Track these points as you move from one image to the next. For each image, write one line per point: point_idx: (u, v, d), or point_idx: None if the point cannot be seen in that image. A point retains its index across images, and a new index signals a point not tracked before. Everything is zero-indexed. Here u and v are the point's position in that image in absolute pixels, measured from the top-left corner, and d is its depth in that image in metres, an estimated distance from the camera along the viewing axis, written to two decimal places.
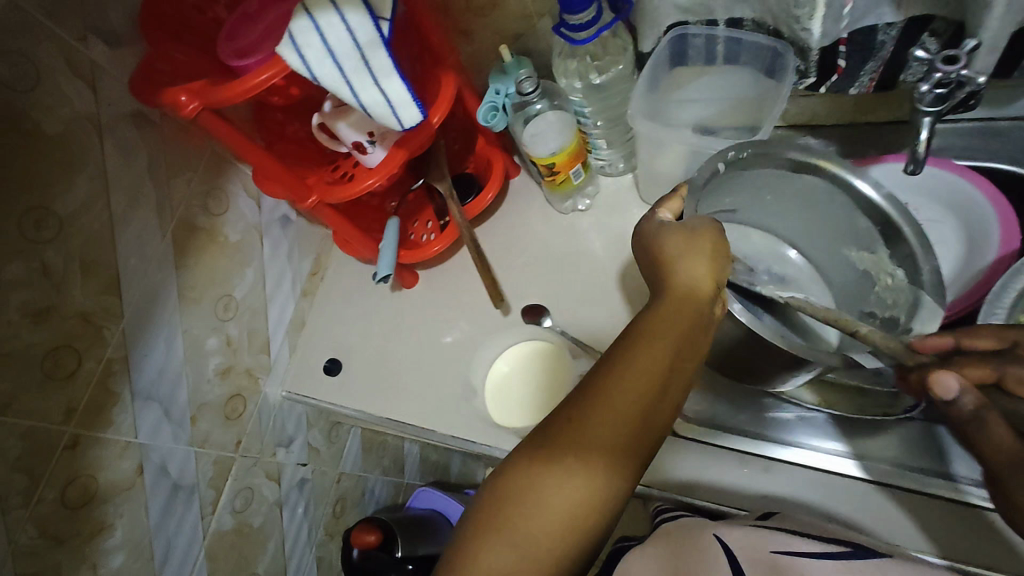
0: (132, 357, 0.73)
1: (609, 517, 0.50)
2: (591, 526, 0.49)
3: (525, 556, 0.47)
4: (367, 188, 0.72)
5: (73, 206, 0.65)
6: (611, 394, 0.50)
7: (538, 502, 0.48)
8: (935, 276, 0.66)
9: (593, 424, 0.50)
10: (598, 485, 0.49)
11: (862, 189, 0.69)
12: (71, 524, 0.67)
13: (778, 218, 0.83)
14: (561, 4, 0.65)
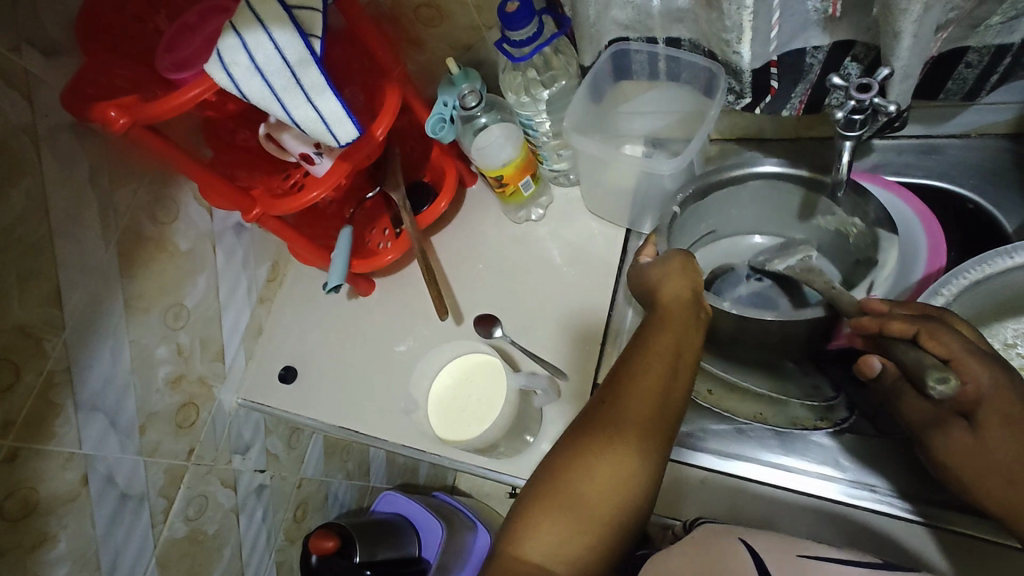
0: (75, 368, 0.72)
1: (650, 481, 0.55)
2: (634, 490, 0.54)
3: (584, 536, 0.53)
4: (312, 200, 0.72)
5: (8, 219, 0.64)
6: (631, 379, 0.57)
7: (588, 486, 0.54)
8: (883, 210, 0.66)
9: (622, 405, 0.57)
10: (636, 455, 0.55)
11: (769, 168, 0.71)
12: (11, 536, 0.67)
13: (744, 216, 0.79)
14: (502, 21, 0.65)
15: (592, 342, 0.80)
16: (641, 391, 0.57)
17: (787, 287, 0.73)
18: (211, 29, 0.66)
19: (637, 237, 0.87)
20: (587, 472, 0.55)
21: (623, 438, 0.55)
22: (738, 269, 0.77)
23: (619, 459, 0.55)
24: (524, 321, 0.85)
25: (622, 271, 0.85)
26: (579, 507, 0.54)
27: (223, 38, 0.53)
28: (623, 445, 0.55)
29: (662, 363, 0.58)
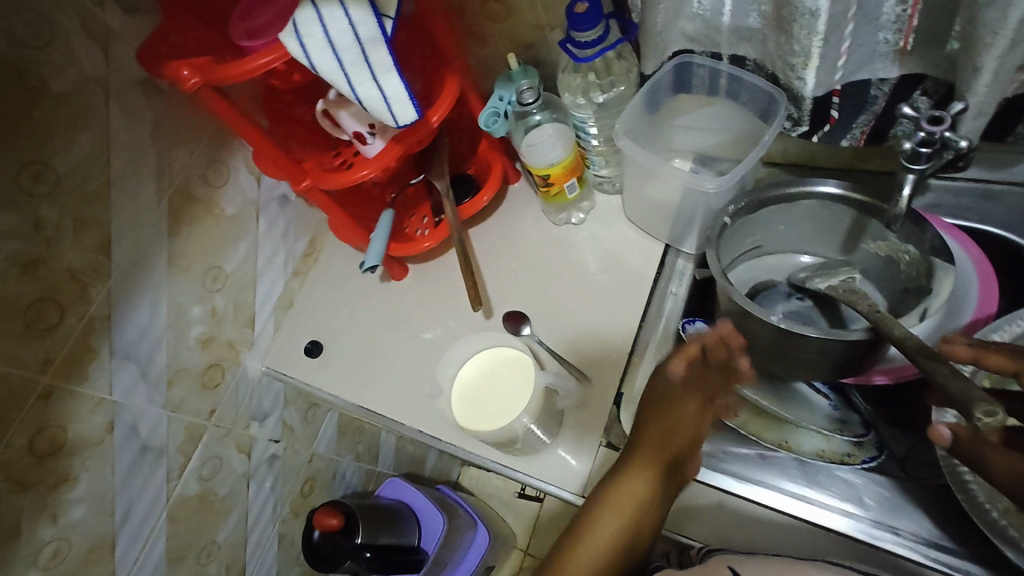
0: (115, 317, 0.74)
1: None
2: None
3: None
4: (361, 178, 0.72)
5: (72, 164, 0.66)
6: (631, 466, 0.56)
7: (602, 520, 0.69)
8: (938, 238, 0.64)
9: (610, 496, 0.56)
10: None
11: (820, 186, 0.70)
12: (37, 471, 0.69)
13: (792, 238, 0.77)
14: (570, 20, 0.66)
15: (619, 351, 0.80)
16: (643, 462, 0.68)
17: (828, 308, 0.73)
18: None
19: (676, 252, 0.86)
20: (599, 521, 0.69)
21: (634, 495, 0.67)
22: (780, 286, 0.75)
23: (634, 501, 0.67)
24: (553, 322, 0.84)
25: (657, 285, 0.84)
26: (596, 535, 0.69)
27: (300, 8, 0.53)
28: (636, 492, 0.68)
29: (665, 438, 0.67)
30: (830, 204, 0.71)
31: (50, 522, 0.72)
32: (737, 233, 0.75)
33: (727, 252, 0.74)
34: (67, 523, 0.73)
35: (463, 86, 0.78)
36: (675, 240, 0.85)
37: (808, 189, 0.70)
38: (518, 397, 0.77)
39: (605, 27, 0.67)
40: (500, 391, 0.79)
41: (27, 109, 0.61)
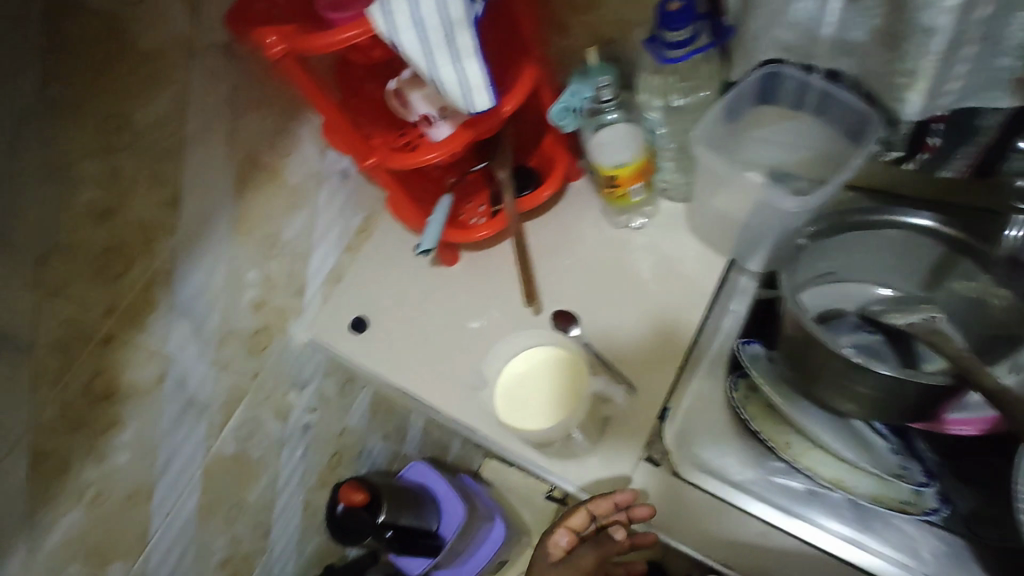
0: (176, 273, 0.76)
1: None
2: None
3: None
4: (427, 161, 0.70)
5: (152, 119, 0.67)
6: None
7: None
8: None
9: None
10: None
11: (914, 219, 0.68)
12: (90, 413, 0.72)
13: (869, 268, 0.74)
14: (661, 17, 0.63)
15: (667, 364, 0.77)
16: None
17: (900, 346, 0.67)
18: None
19: (739, 269, 0.82)
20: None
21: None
22: (849, 317, 0.70)
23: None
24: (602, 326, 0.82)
25: (716, 301, 0.81)
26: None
27: None
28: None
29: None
30: (916, 238, 0.69)
31: (97, 463, 0.74)
32: (812, 255, 0.70)
33: (801, 274, 0.70)
34: (112, 467, 0.76)
35: (538, 80, 0.76)
36: (741, 258, 0.82)
37: (895, 220, 0.69)
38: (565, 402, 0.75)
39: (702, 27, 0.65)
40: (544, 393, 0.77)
41: (116, 61, 0.63)
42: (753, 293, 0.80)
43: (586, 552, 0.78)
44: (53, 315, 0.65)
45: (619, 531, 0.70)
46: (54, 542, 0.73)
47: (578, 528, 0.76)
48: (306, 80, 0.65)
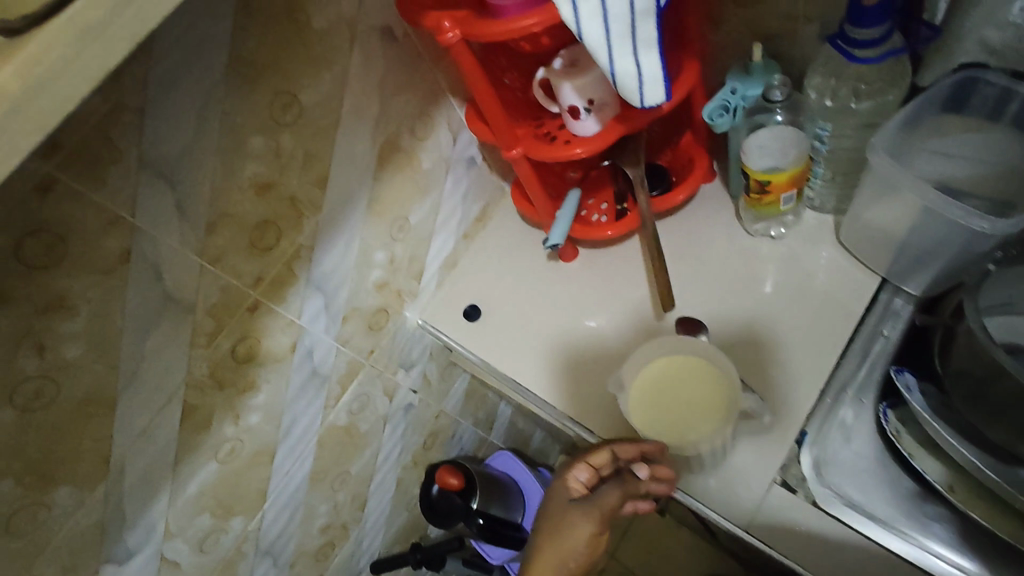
0: (316, 248, 0.79)
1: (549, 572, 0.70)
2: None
3: None
4: (574, 157, 0.72)
5: (313, 100, 0.70)
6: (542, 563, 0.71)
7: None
8: None
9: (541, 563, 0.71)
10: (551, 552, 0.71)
11: None
12: (233, 375, 0.76)
13: None
14: (849, 14, 0.59)
15: (809, 387, 0.72)
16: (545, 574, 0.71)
17: None
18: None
19: (893, 290, 0.77)
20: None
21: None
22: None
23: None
24: (735, 338, 0.78)
25: (862, 323, 0.75)
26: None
27: None
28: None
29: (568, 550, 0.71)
30: None
31: (233, 422, 0.79)
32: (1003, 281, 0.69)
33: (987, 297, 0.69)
34: (245, 427, 0.80)
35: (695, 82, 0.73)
36: (896, 279, 0.75)
37: None
38: (712, 415, 0.68)
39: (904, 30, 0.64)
40: (687, 406, 0.68)
41: (288, 42, 0.65)
42: (907, 318, 0.75)
43: (611, 493, 0.71)
44: (213, 281, 0.69)
45: (640, 472, 0.68)
46: (192, 491, 0.78)
47: (596, 465, 0.72)
48: (471, 67, 0.65)
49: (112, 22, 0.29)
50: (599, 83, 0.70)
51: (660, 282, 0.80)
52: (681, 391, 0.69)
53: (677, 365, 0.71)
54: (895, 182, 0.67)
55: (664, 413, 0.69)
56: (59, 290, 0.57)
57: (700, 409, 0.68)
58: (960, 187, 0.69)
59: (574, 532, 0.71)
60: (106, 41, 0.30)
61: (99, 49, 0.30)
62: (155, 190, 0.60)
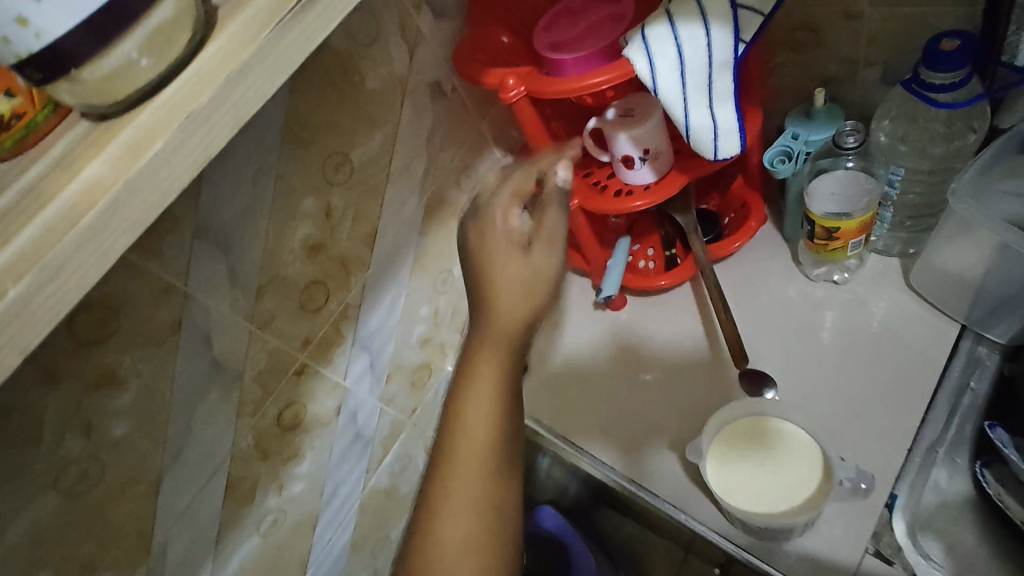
0: (363, 307, 0.76)
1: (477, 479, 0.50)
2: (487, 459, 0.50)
3: (476, 512, 0.49)
4: (634, 209, 0.70)
5: (365, 158, 0.68)
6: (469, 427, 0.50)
7: (454, 483, 0.50)
8: None
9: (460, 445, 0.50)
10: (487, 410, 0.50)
11: None
12: (278, 442, 0.72)
13: None
14: (924, 56, 0.57)
15: (895, 445, 0.67)
16: (486, 373, 0.50)
17: None
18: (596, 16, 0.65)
19: (975, 336, 0.72)
20: (451, 477, 0.50)
21: (476, 449, 0.50)
22: None
23: (483, 462, 0.50)
24: (808, 391, 0.73)
25: (944, 375, 0.70)
26: (442, 533, 0.49)
27: (655, 24, 0.50)
28: (496, 373, 0.51)
29: (513, 337, 0.51)
30: None
31: (276, 493, 0.75)
32: None
33: None
34: (288, 496, 0.76)
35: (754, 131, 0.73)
36: (977, 326, 0.71)
37: None
38: (804, 485, 0.65)
39: (982, 75, 0.61)
40: (773, 474, 0.66)
41: (341, 101, 0.63)
42: (994, 368, 0.72)
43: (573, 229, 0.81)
44: (262, 346, 0.66)
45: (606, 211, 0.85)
46: (233, 568, 0.73)
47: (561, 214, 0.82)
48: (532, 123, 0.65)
49: (220, 108, 0.29)
50: (656, 133, 0.68)
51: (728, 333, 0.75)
52: (768, 460, 0.67)
53: (754, 429, 0.68)
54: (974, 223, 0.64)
55: (752, 482, 0.66)
56: (109, 365, 0.54)
57: (788, 477, 0.65)
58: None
59: (490, 302, 0.51)
60: (212, 126, 0.30)
61: (205, 135, 0.30)
62: (210, 257, 0.58)
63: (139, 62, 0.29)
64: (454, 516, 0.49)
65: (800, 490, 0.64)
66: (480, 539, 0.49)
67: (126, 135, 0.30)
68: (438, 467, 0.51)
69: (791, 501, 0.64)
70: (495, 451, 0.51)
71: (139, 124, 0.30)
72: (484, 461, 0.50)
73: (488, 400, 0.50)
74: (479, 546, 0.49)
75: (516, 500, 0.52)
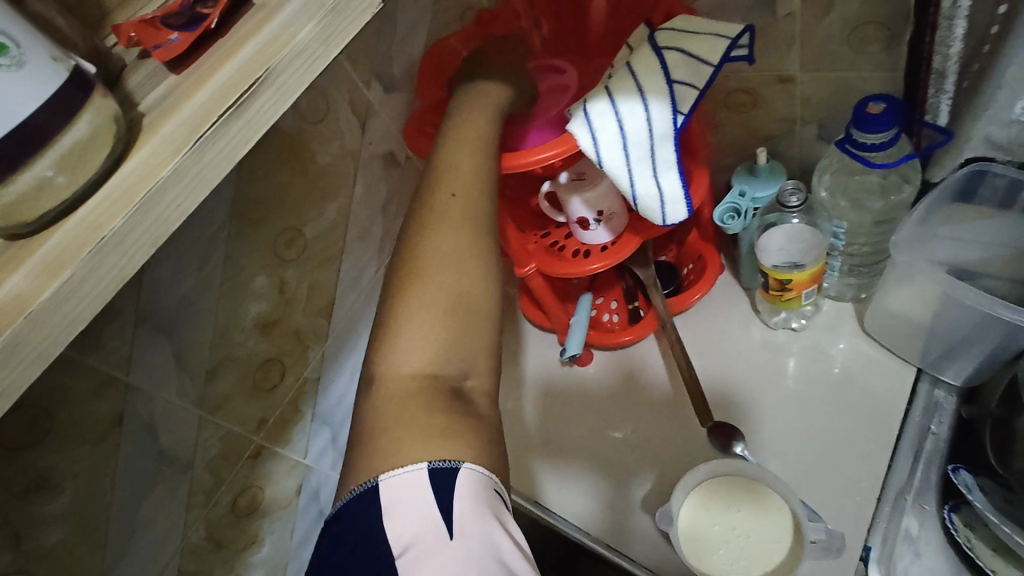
0: (322, 380, 0.74)
1: (480, 216, 0.51)
2: (469, 299, 0.48)
3: (476, 234, 0.50)
4: (593, 272, 0.71)
5: (318, 231, 0.68)
6: (424, 273, 0.48)
7: (441, 229, 0.50)
8: None
9: (449, 203, 0.51)
10: (462, 239, 0.49)
11: None
12: (233, 531, 0.68)
13: None
14: (854, 119, 0.60)
15: (865, 495, 0.67)
16: (474, 139, 0.56)
17: None
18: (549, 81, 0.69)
19: (931, 379, 0.73)
20: (437, 244, 0.49)
21: (460, 184, 0.52)
22: None
23: (470, 210, 0.51)
24: (775, 443, 0.72)
25: (906, 419, 0.71)
26: (432, 247, 0.49)
27: (596, 101, 0.52)
28: (471, 177, 0.53)
29: (490, 137, 0.57)
30: None
31: None
32: None
33: None
34: None
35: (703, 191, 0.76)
36: (932, 369, 0.72)
37: None
38: (777, 549, 0.64)
39: (909, 133, 0.65)
40: (746, 538, 0.65)
41: (291, 177, 0.63)
42: (952, 411, 0.72)
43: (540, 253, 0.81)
44: (213, 432, 0.63)
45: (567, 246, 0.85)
46: None
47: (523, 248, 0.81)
48: None
49: (133, 231, 0.29)
50: (608, 195, 0.69)
51: (695, 393, 0.75)
52: (740, 524, 0.66)
53: (722, 494, 0.68)
54: (916, 273, 0.67)
55: (723, 547, 0.65)
56: (42, 469, 0.50)
57: (759, 539, 0.65)
58: (975, 272, 0.68)
59: (481, 93, 0.61)
60: (127, 248, 0.29)
61: (119, 257, 0.29)
62: (154, 345, 0.56)
63: (54, 179, 0.29)
64: (424, 315, 0.46)
65: (775, 554, 0.64)
66: (461, 286, 0.48)
67: (38, 257, 0.29)
68: (420, 220, 0.51)
69: (769, 566, 0.63)
70: (478, 193, 0.52)
71: (53, 246, 0.29)
72: (474, 193, 0.53)
73: (475, 162, 0.55)
74: (456, 307, 0.47)
75: (496, 266, 0.50)
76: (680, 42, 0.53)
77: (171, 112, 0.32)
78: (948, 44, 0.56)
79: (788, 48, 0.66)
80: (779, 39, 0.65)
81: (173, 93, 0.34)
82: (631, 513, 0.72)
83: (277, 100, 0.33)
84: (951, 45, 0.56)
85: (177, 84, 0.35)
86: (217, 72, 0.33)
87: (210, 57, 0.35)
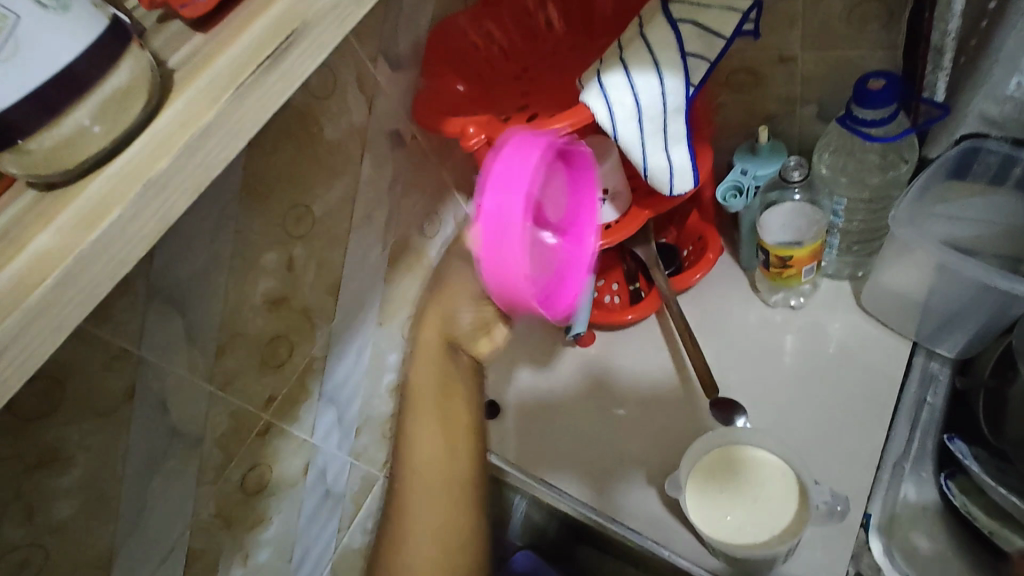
0: (329, 359, 0.73)
1: (453, 510, 0.61)
2: (460, 543, 0.62)
3: (450, 526, 0.61)
4: (598, 247, 0.72)
5: (327, 207, 0.67)
6: (411, 510, 0.61)
7: (417, 482, 0.61)
8: None
9: (414, 514, 0.61)
10: (444, 509, 0.61)
11: None
12: (242, 508, 0.69)
13: None
14: (853, 95, 0.62)
15: (864, 464, 0.69)
16: (431, 406, 0.60)
17: None
18: (512, 257, 0.49)
19: (927, 353, 0.75)
20: (412, 495, 0.61)
21: (422, 461, 0.61)
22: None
23: (428, 389, 0.59)
24: (775, 416, 0.74)
25: (903, 394, 0.73)
26: (411, 551, 0.61)
27: (612, 74, 0.53)
28: (440, 425, 0.61)
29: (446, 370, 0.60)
30: None
31: (241, 562, 0.71)
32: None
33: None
34: (254, 565, 0.72)
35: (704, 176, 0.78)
36: (928, 342, 0.74)
37: None
38: (785, 514, 0.66)
39: (908, 111, 0.66)
40: (755, 504, 0.67)
41: (299, 154, 0.63)
42: (947, 382, 0.75)
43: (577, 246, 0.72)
44: (223, 408, 0.63)
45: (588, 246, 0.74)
46: None
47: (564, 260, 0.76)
48: None
49: (177, 175, 0.29)
50: (613, 173, 0.71)
51: (700, 368, 0.76)
52: (746, 490, 0.68)
53: (728, 462, 0.69)
54: (913, 245, 0.69)
55: (731, 512, 0.67)
56: (55, 441, 0.50)
57: (767, 504, 0.67)
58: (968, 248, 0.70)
59: (458, 315, 0.56)
60: (168, 195, 0.29)
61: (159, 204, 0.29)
62: (165, 318, 0.55)
63: (91, 129, 0.29)
64: None
65: (771, 527, 0.65)
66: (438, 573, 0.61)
67: (76, 205, 0.29)
68: (399, 464, 0.62)
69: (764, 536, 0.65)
70: (451, 441, 0.61)
71: (92, 194, 0.29)
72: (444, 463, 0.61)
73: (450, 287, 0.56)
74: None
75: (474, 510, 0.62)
76: (693, 14, 0.53)
77: (204, 67, 0.32)
78: (948, 19, 0.57)
79: (791, 27, 0.67)
80: (780, 19, 0.67)
81: (202, 50, 0.34)
82: (635, 488, 0.74)
83: (310, 55, 0.33)
84: (950, 20, 0.57)
85: (204, 41, 0.35)
86: (247, 28, 0.33)
87: (235, 16, 0.36)
